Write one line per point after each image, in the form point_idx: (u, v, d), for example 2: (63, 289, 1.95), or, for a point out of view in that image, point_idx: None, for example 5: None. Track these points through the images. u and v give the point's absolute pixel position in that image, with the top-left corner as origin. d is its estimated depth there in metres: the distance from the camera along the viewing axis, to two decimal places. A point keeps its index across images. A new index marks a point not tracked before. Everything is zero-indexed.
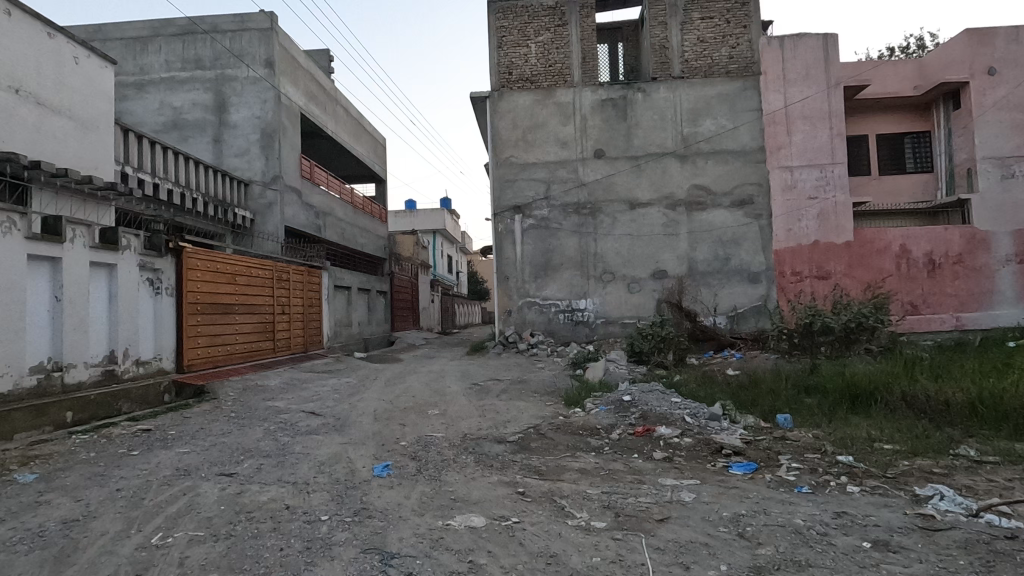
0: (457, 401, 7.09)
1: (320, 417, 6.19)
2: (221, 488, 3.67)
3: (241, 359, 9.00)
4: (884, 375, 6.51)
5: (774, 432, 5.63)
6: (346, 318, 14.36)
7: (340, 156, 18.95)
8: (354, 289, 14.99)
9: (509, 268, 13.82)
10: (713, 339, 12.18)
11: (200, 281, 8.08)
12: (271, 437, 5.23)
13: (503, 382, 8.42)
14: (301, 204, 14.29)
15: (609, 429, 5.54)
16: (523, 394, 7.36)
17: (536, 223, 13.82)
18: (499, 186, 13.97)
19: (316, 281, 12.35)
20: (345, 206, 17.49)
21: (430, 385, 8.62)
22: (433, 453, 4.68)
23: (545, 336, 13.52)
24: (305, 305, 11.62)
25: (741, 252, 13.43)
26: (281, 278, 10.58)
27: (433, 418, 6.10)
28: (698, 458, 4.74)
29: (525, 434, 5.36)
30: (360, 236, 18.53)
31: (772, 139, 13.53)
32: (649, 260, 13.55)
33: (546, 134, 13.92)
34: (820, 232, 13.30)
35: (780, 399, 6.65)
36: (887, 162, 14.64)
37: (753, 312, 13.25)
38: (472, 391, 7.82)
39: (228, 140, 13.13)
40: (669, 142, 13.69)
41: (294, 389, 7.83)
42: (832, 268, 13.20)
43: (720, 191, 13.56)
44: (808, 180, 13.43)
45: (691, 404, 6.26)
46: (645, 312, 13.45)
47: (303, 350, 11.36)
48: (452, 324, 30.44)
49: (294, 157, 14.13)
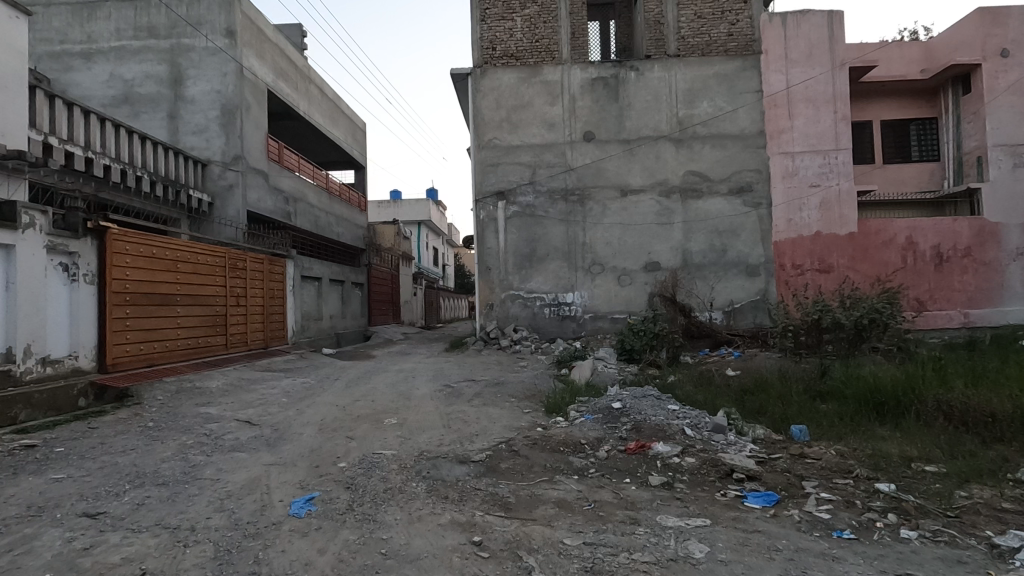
0: (422, 407, 6.15)
1: (255, 428, 5.22)
2: (70, 539, 2.73)
3: (183, 356, 8.00)
4: (911, 380, 5.67)
5: (790, 448, 4.79)
6: (316, 311, 13.35)
7: (314, 140, 17.86)
8: (325, 280, 13.98)
9: (491, 259, 12.88)
10: (709, 336, 11.34)
11: (129, 268, 7.05)
12: (180, 455, 4.26)
13: (478, 383, 7.48)
14: (267, 187, 13.22)
15: (595, 445, 4.65)
16: (498, 398, 6.44)
17: (521, 210, 12.88)
18: (480, 170, 13.01)
19: (281, 271, 11.35)
20: (319, 192, 16.42)
21: (397, 386, 7.68)
22: (374, 479, 3.75)
23: (530, 332, 12.60)
24: (265, 297, 10.59)
25: (738, 244, 12.57)
26: (235, 267, 9.56)
27: (388, 429, 5.16)
28: (704, 485, 3.86)
29: (494, 451, 4.44)
30: (336, 224, 17.47)
31: (774, 123, 12.69)
32: (641, 251, 12.67)
33: (532, 115, 12.95)
34: (822, 223, 12.50)
35: (792, 406, 5.80)
36: (892, 149, 14.02)
37: (751, 308, 12.42)
38: (442, 395, 6.89)
39: (184, 116, 12.00)
40: (664, 125, 12.79)
41: (238, 392, 6.85)
42: (834, 261, 12.41)
43: (717, 178, 12.70)
44: (811, 167, 12.61)
45: (692, 413, 5.40)
46: (637, 307, 12.57)
47: (263, 346, 10.37)
48: (437, 317, 29.48)
49: (260, 137, 13.04)
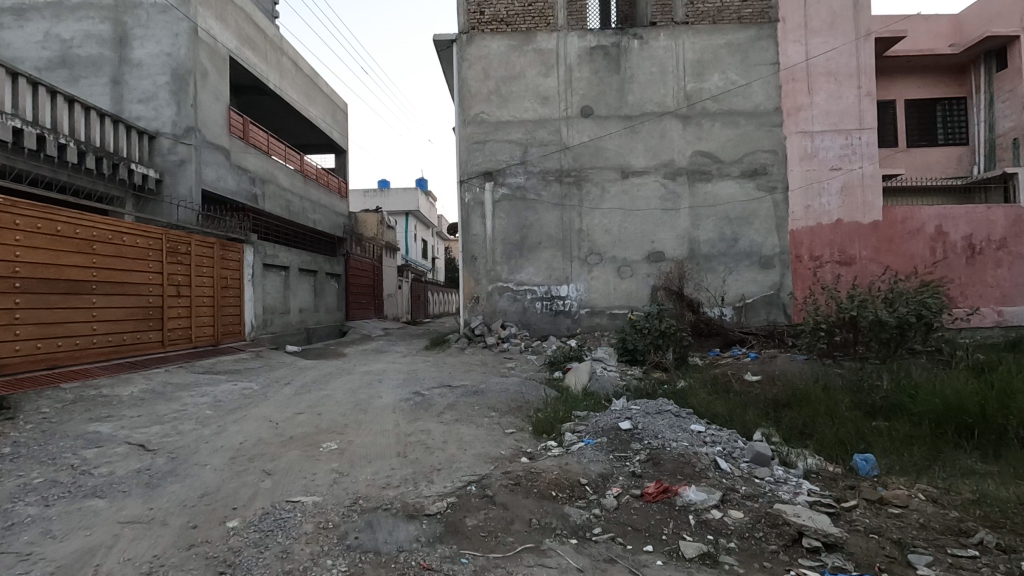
0: (379, 423, 4.87)
1: (147, 456, 3.92)
2: None
3: (99, 356, 6.68)
4: (1001, 395, 4.42)
5: (860, 489, 3.57)
6: (282, 304, 12.00)
7: (288, 118, 16.48)
8: (294, 270, 12.63)
9: (477, 247, 11.60)
10: (719, 335, 10.11)
11: (22, 248, 5.71)
12: (3, 507, 2.96)
13: (454, 391, 6.21)
14: (227, 165, 11.84)
15: (601, 488, 3.40)
16: (475, 412, 5.17)
17: (510, 192, 11.60)
18: (466, 147, 11.72)
19: (238, 258, 10.03)
20: (292, 174, 15.05)
21: (358, 393, 6.38)
22: (266, 559, 2.47)
23: (519, 329, 11.35)
24: (217, 287, 9.27)
25: (751, 233, 11.36)
26: (175, 251, 8.24)
27: (324, 458, 3.87)
28: (765, 562, 2.62)
29: (459, 499, 3.17)
30: (312, 210, 16.11)
31: (790, 99, 11.46)
32: (644, 239, 11.42)
33: (523, 87, 11.65)
34: (843, 210, 11.30)
35: (845, 425, 4.58)
36: (916, 131, 12.87)
37: (764, 304, 11.22)
38: (409, 406, 5.62)
39: (130, 82, 10.59)
40: (669, 100, 11.52)
41: (155, 402, 5.54)
42: (856, 252, 11.21)
43: (728, 160, 11.47)
44: (831, 148, 11.40)
45: (724, 439, 4.17)
46: (638, 301, 11.32)
47: (212, 343, 9.05)
48: (424, 312, 28.20)
49: (219, 109, 11.67)
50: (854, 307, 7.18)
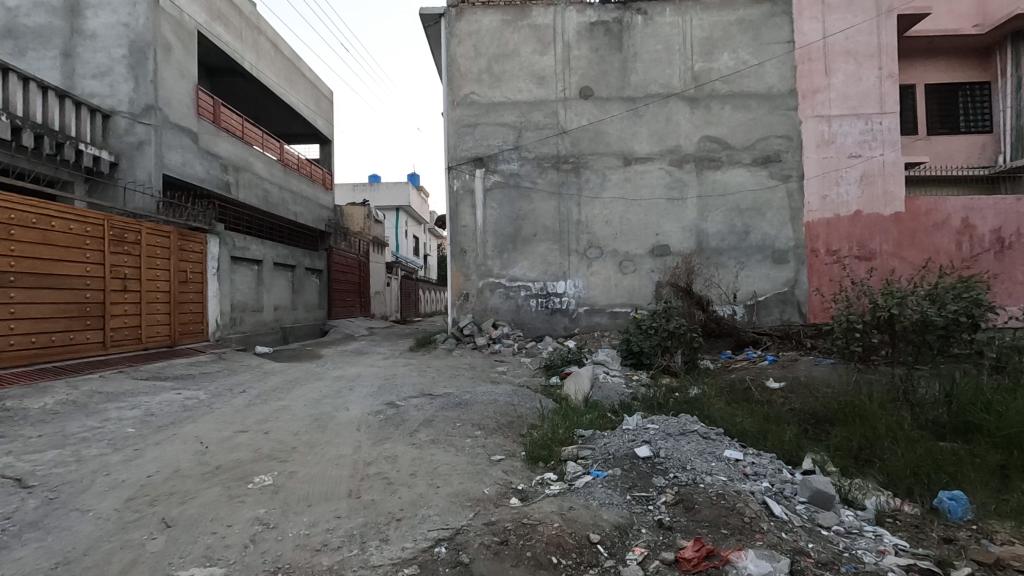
0: (336, 446, 3.94)
1: (17, 498, 2.97)
2: None
3: (13, 362, 5.67)
4: None
5: (962, 549, 2.67)
6: (254, 301, 11.02)
7: (267, 103, 15.47)
8: (269, 264, 11.63)
9: (467, 240, 10.69)
10: (730, 336, 9.24)
11: None
12: None
13: (434, 401, 5.28)
14: (193, 149, 10.83)
15: (618, 548, 2.49)
16: (457, 430, 4.24)
17: (503, 180, 10.68)
18: (455, 131, 10.80)
19: (201, 249, 9.04)
20: (270, 162, 14.04)
21: (322, 404, 5.44)
22: None
23: (512, 329, 10.43)
24: (175, 281, 8.30)
25: (764, 225, 10.49)
26: (121, 239, 7.27)
27: (250, 500, 2.93)
28: None
29: (420, 572, 2.24)
30: (292, 202, 15.12)
31: (806, 80, 10.59)
32: (648, 232, 10.53)
33: (517, 66, 10.73)
34: (863, 201, 10.45)
35: (914, 448, 3.69)
36: (937, 118, 12.00)
37: (777, 301, 10.36)
38: (378, 421, 4.67)
39: (82, 55, 9.57)
40: (675, 81, 10.63)
41: (70, 417, 4.58)
42: (876, 246, 10.37)
43: (739, 146, 10.60)
44: (850, 134, 10.54)
45: (771, 471, 3.28)
46: (641, 299, 10.43)
47: (168, 344, 8.08)
48: (414, 311, 27.23)
49: (185, 87, 10.67)
50: (883, 302, 6.35)
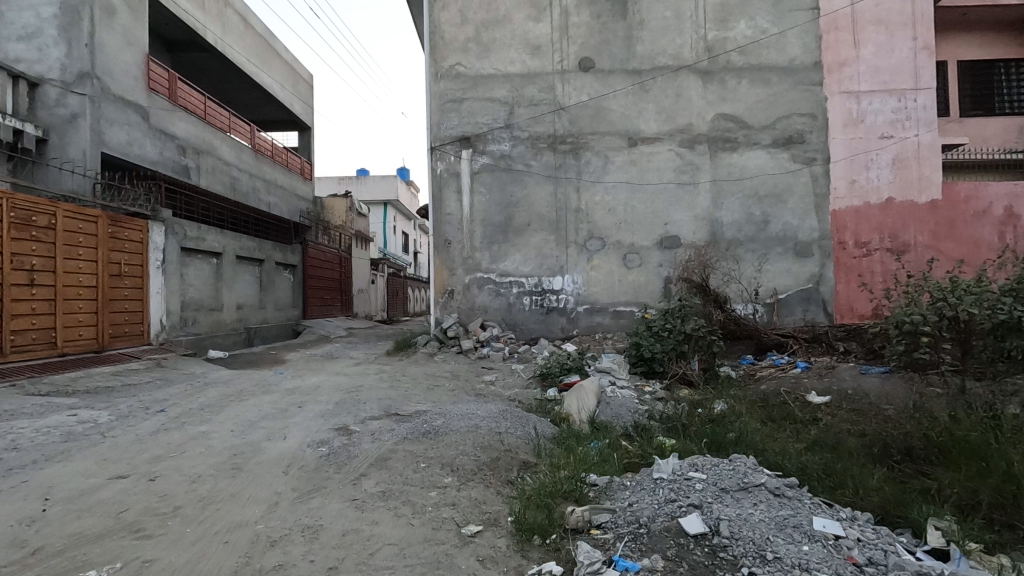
0: (242, 504, 2.74)
1: None
2: None
3: None
4: None
5: None
6: (212, 298, 9.76)
7: (236, 83, 14.19)
8: (230, 258, 10.37)
9: (452, 230, 9.50)
10: (750, 338, 8.11)
11: None
12: None
13: (398, 426, 4.10)
14: (142, 126, 9.55)
15: None
16: (421, 476, 3.05)
17: (493, 162, 9.49)
18: (439, 107, 9.61)
19: (141, 238, 7.78)
20: (238, 146, 12.76)
21: (253, 430, 4.22)
22: None
23: (503, 330, 9.24)
24: (106, 275, 7.06)
25: (785, 214, 9.35)
26: (27, 223, 6.02)
27: None
28: None
29: None
30: (264, 191, 13.84)
31: (833, 52, 9.45)
32: (655, 221, 9.36)
33: (509, 34, 9.53)
34: (895, 187, 9.32)
35: None
36: (970, 98, 10.89)
37: (800, 300, 9.23)
38: (316, 459, 3.45)
39: (6, 14, 8.27)
40: (686, 52, 9.47)
41: None
42: (910, 238, 9.25)
43: (757, 125, 9.46)
44: (881, 111, 9.41)
45: (891, 559, 2.10)
46: (648, 297, 9.26)
47: (96, 350, 6.85)
48: (402, 309, 26.01)
49: (132, 56, 9.39)
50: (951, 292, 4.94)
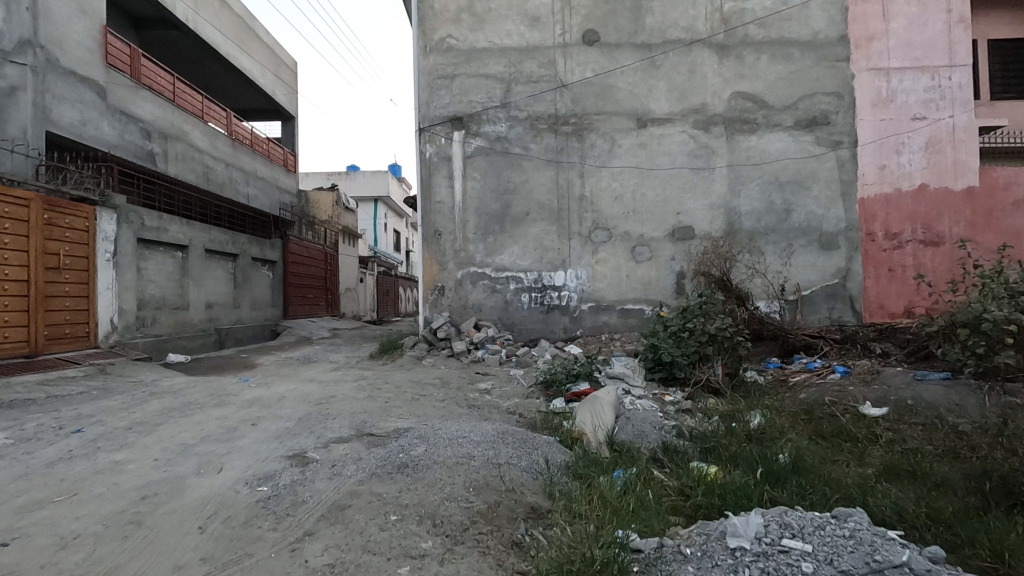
0: None
1: None
2: None
3: None
4: None
5: None
6: (175, 296, 8.80)
7: (212, 66, 13.23)
8: (198, 252, 9.42)
9: (442, 219, 8.59)
10: (776, 339, 7.27)
11: None
12: None
13: (368, 454, 3.19)
14: (97, 104, 8.58)
15: None
16: (390, 538, 2.14)
17: (488, 146, 8.60)
18: (428, 84, 8.71)
19: (87, 226, 6.83)
20: (212, 132, 11.80)
21: (183, 459, 3.29)
22: None
23: (499, 331, 8.34)
24: (41, 267, 6.13)
25: (809, 202, 8.51)
26: None
27: None
28: None
29: None
30: (242, 181, 12.87)
31: (860, 25, 8.62)
32: (667, 210, 8.49)
33: (505, 4, 8.65)
34: (929, 173, 8.49)
35: None
36: (1001, 79, 10.20)
37: (825, 297, 8.40)
38: (250, 506, 2.53)
39: None
40: (700, 24, 8.62)
41: None
42: (945, 229, 8.40)
43: (778, 105, 8.62)
44: (913, 90, 8.57)
45: None
46: (659, 293, 8.40)
47: (26, 354, 5.95)
48: (392, 309, 25.07)
49: (86, 27, 8.42)
50: None
